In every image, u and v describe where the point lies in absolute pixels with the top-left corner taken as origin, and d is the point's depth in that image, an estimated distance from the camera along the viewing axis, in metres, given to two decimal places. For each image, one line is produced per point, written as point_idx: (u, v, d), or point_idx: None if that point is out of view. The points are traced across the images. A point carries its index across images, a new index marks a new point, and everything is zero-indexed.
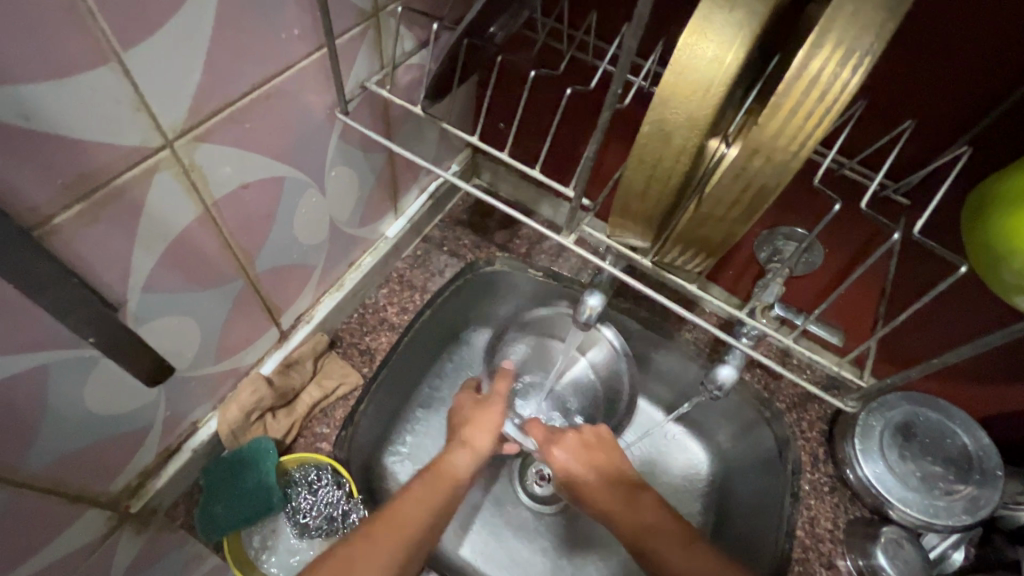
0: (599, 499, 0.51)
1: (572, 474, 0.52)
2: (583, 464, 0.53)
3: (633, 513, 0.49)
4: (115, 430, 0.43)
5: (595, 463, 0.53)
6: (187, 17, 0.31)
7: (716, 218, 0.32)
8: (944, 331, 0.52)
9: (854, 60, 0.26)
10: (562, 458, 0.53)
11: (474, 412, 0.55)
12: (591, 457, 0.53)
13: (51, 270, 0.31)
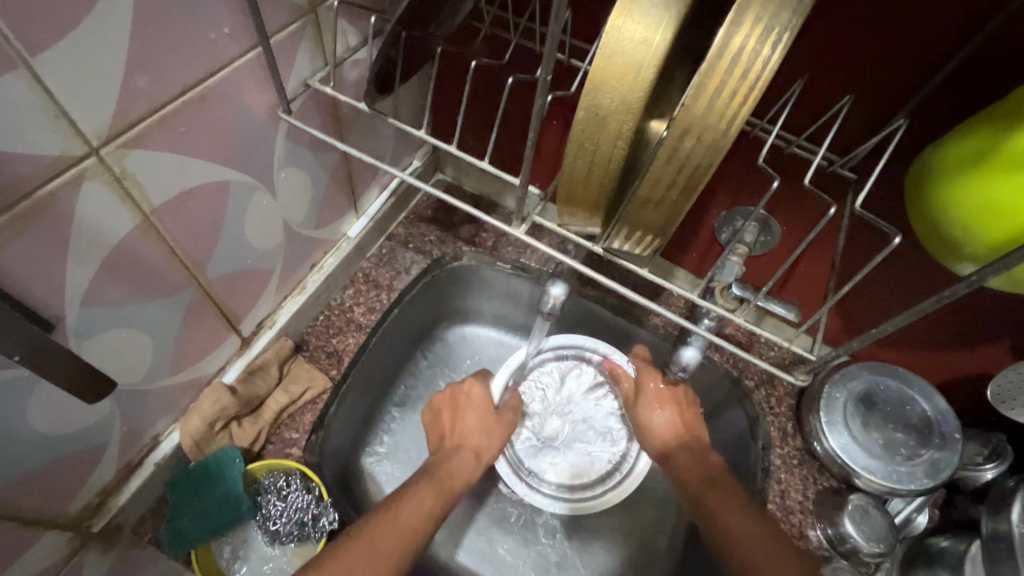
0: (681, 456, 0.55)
1: (649, 422, 0.58)
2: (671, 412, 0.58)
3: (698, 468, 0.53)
4: (67, 450, 0.42)
5: (679, 419, 0.58)
6: (101, 18, 0.30)
7: (657, 201, 0.32)
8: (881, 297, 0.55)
9: (774, 37, 0.26)
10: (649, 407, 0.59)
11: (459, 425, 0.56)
12: (676, 412, 0.58)
13: None
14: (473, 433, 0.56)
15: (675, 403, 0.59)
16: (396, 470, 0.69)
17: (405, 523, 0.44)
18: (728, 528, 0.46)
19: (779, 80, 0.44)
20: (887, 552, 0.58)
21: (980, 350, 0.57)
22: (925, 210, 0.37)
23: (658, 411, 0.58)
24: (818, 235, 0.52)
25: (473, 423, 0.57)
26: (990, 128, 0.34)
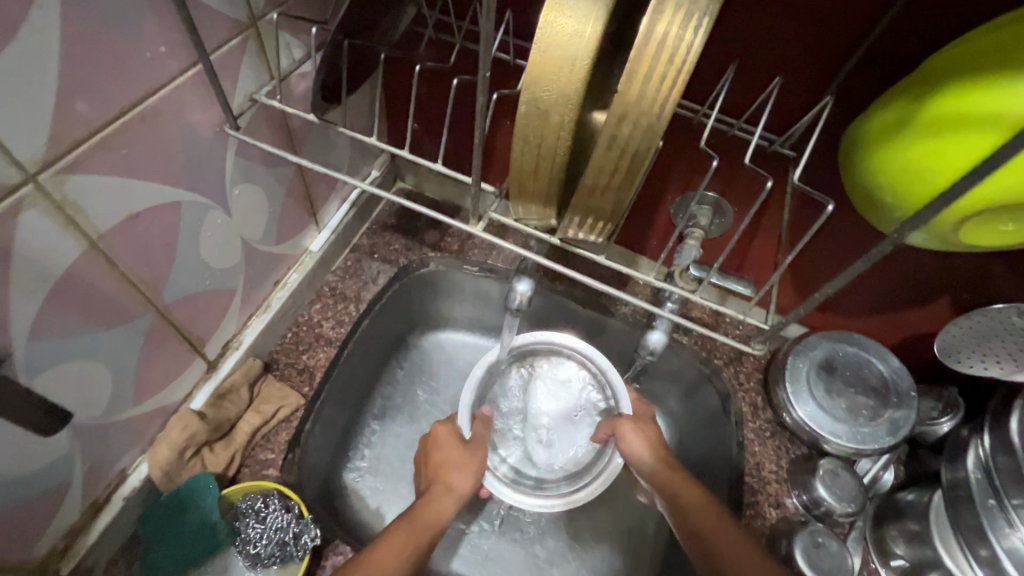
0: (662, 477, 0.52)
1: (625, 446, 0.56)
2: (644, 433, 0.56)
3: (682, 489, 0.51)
4: (27, 492, 0.40)
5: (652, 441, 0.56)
6: (27, 41, 0.29)
7: (601, 188, 0.33)
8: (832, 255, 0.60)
9: (695, 21, 0.27)
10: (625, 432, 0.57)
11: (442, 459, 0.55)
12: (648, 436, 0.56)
13: None
14: (453, 463, 0.54)
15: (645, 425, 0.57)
16: (379, 483, 0.69)
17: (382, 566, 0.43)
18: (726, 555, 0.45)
19: (713, 67, 0.46)
20: (857, 512, 0.61)
21: (926, 311, 0.60)
22: (860, 171, 0.40)
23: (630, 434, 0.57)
24: (767, 214, 0.54)
25: (453, 454, 0.55)
26: (912, 95, 0.36)
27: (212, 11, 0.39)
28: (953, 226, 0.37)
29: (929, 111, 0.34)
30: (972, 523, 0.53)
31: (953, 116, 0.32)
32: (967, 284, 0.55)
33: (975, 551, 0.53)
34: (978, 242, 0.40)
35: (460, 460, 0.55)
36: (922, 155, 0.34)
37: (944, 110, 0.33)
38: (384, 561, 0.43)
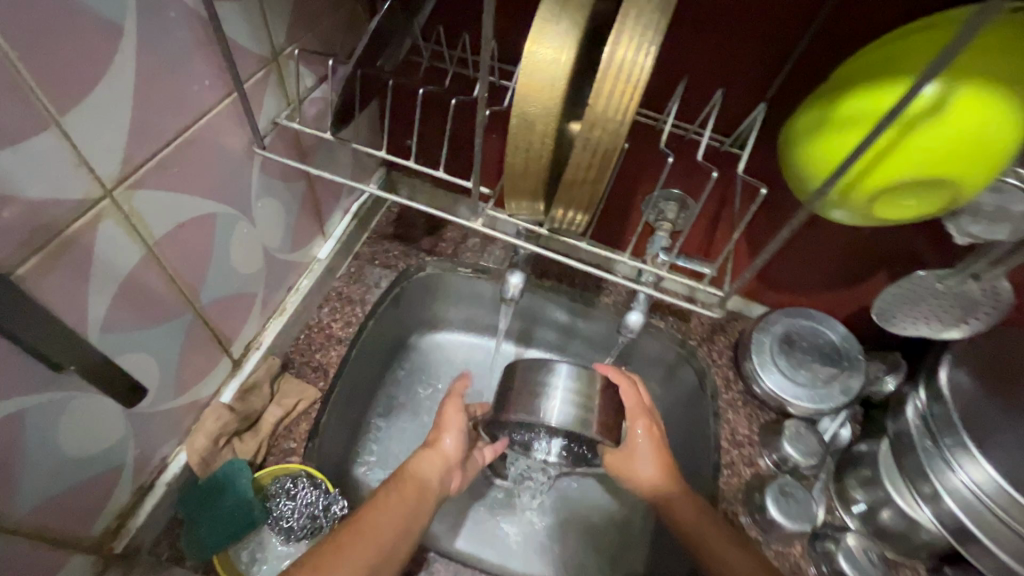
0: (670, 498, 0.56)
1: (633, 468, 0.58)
2: (652, 456, 0.58)
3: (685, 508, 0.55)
4: (90, 472, 0.45)
5: (661, 464, 0.57)
6: (113, 81, 0.36)
7: (579, 182, 0.41)
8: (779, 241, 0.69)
9: (645, 48, 0.35)
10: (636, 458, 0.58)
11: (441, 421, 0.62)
12: (658, 459, 0.57)
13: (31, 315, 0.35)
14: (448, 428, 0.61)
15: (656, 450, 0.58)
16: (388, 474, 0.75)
17: (373, 525, 0.49)
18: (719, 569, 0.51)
19: (668, 81, 0.54)
20: (819, 465, 0.69)
21: (866, 285, 0.69)
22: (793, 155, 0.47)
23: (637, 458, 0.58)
24: (724, 205, 0.63)
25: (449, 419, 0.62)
26: (828, 95, 0.44)
27: (244, 49, 0.46)
28: (866, 204, 0.47)
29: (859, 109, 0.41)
30: (916, 465, 0.62)
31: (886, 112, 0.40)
32: (896, 258, 0.64)
33: (920, 488, 0.62)
34: (887, 218, 0.49)
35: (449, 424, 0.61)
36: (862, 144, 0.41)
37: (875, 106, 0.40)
38: (373, 523, 0.50)
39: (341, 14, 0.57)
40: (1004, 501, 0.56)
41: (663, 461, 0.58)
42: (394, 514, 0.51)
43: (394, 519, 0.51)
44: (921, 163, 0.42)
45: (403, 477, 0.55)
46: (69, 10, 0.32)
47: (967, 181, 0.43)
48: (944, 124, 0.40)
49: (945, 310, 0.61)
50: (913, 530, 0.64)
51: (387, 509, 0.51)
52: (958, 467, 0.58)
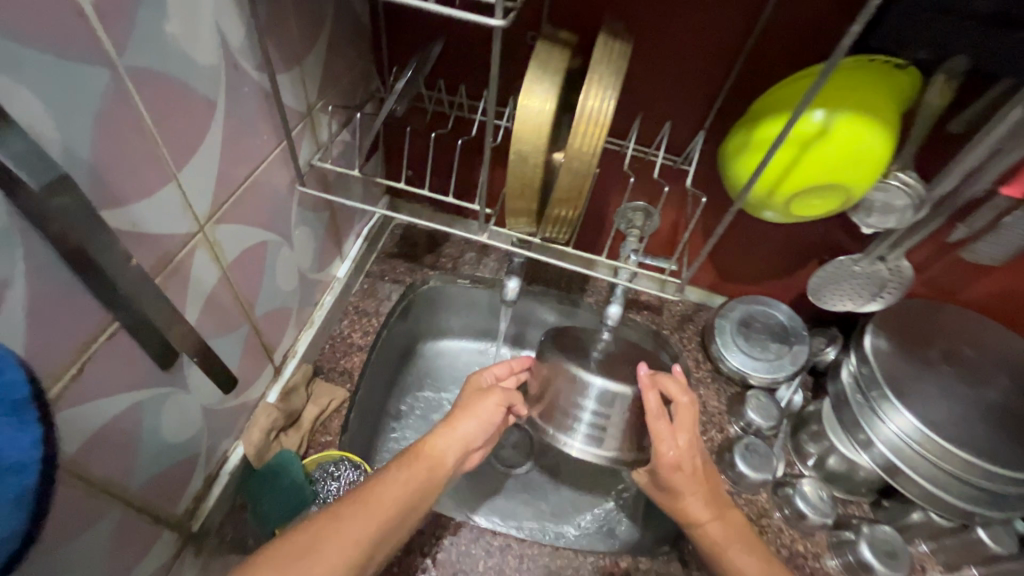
0: (708, 529, 0.60)
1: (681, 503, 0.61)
2: (695, 489, 0.60)
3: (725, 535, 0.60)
4: (176, 459, 0.55)
5: (701, 496, 0.60)
6: (209, 141, 0.46)
7: (564, 200, 0.53)
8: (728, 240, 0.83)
9: (607, 100, 0.47)
10: (682, 493, 0.60)
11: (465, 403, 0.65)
12: (698, 490, 0.60)
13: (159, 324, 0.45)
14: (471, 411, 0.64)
15: (697, 485, 0.60)
16: None
17: (384, 498, 0.54)
18: None
19: (629, 115, 0.68)
20: (777, 425, 0.82)
21: (802, 272, 0.84)
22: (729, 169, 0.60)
23: (684, 496, 0.60)
24: (680, 212, 0.76)
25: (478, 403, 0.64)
26: (750, 124, 0.57)
27: (291, 107, 0.58)
28: (787, 203, 0.60)
29: (767, 132, 0.55)
30: (852, 418, 0.75)
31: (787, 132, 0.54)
32: (820, 248, 0.79)
33: (856, 436, 0.75)
34: (807, 214, 0.63)
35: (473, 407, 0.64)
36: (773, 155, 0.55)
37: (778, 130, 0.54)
38: (383, 499, 0.54)
39: (358, 71, 0.68)
40: (923, 441, 0.68)
41: (705, 495, 0.61)
42: (406, 487, 0.55)
43: (403, 493, 0.55)
44: (819, 170, 0.56)
45: (416, 453, 0.58)
46: (187, 92, 0.42)
47: (859, 182, 0.57)
48: (832, 141, 0.54)
49: (864, 289, 0.76)
50: (854, 471, 0.77)
51: (396, 483, 0.55)
52: (886, 419, 0.70)
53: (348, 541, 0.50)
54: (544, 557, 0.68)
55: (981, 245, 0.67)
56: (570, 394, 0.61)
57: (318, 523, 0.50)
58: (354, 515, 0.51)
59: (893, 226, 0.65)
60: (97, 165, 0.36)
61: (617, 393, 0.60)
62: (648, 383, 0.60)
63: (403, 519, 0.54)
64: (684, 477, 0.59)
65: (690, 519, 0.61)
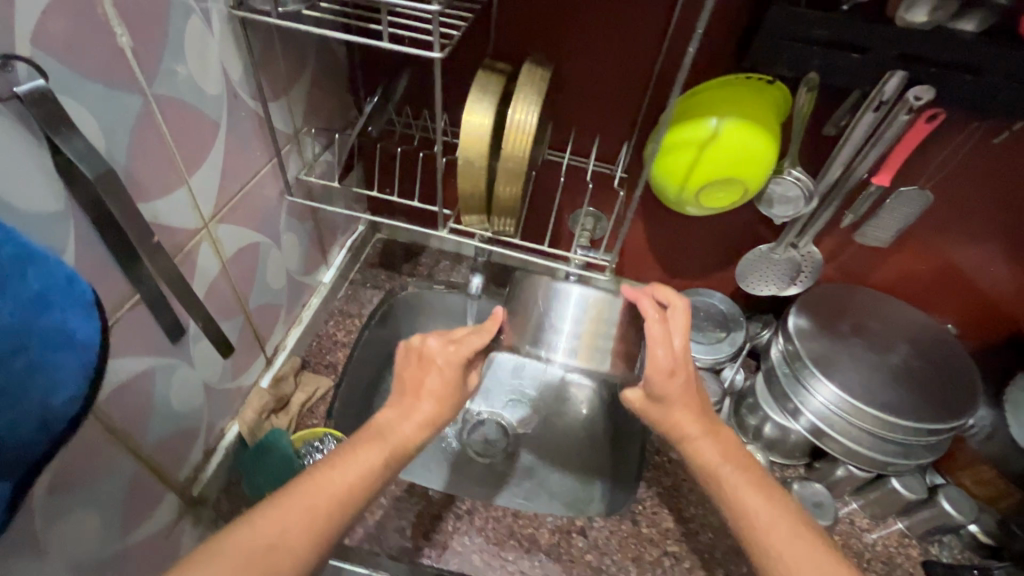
0: (703, 449, 0.59)
1: (675, 419, 0.60)
2: (687, 402, 0.60)
3: (720, 449, 0.59)
4: (182, 427, 0.63)
5: (691, 406, 0.60)
6: (214, 155, 0.58)
7: (505, 197, 0.64)
8: (665, 239, 0.95)
9: (533, 113, 0.59)
10: (673, 406, 0.60)
11: (415, 383, 0.62)
12: (688, 401, 0.60)
13: (172, 300, 0.55)
14: (431, 392, 0.61)
15: (687, 397, 0.60)
16: None
17: (342, 475, 0.53)
18: (756, 515, 0.53)
19: (566, 131, 0.80)
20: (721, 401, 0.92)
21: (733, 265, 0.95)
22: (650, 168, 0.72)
23: (677, 409, 0.60)
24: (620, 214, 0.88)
25: (435, 383, 0.62)
26: (662, 131, 0.70)
27: (280, 131, 0.70)
28: (697, 195, 0.72)
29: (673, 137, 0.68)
30: (781, 391, 0.85)
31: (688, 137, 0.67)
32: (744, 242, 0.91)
33: (786, 406, 0.84)
34: (717, 205, 0.74)
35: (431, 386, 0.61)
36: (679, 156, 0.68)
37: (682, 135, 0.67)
38: (343, 477, 0.53)
39: (337, 102, 0.81)
40: (846, 408, 0.77)
41: (696, 407, 0.61)
42: (373, 465, 0.54)
43: (365, 473, 0.54)
44: (717, 166, 0.68)
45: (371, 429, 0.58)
46: (197, 114, 0.54)
47: (755, 175, 0.69)
48: (725, 143, 0.66)
49: (782, 273, 0.87)
50: (786, 437, 0.86)
51: (355, 460, 0.54)
52: (814, 392, 0.80)
53: (306, 520, 0.49)
54: (507, 518, 0.75)
55: (871, 227, 0.78)
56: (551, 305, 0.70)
57: (273, 514, 0.48)
58: (309, 504, 0.50)
59: (795, 214, 0.77)
60: (128, 167, 0.47)
61: (593, 300, 0.69)
62: (637, 295, 0.65)
63: (362, 499, 0.53)
64: (677, 386, 0.60)
65: (683, 439, 0.60)
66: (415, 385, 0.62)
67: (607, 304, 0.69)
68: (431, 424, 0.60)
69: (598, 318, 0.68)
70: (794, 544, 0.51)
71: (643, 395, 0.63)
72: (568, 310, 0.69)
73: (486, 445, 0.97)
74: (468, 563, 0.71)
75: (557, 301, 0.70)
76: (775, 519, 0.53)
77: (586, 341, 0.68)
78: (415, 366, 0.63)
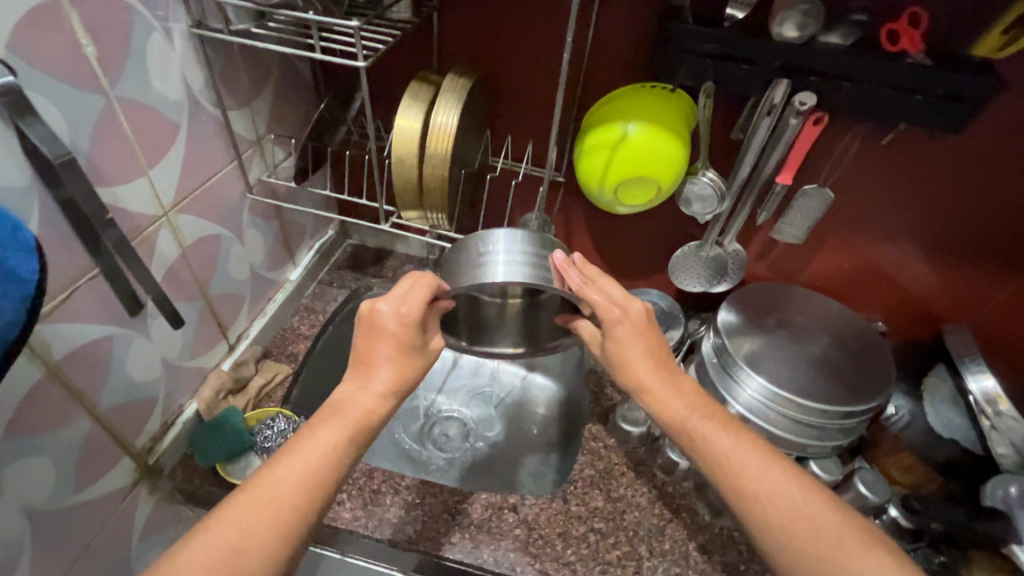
0: (657, 397, 0.62)
1: (631, 369, 0.63)
2: (642, 348, 0.63)
3: (678, 397, 0.61)
4: (140, 396, 0.70)
5: (645, 350, 0.63)
6: (175, 152, 0.66)
7: (432, 193, 0.72)
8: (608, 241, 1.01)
9: (451, 119, 0.68)
10: (627, 355, 0.63)
11: (368, 356, 0.59)
12: (640, 344, 0.63)
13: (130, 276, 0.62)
14: (385, 359, 0.59)
15: (642, 341, 0.63)
16: None
17: (308, 459, 0.51)
18: (737, 463, 0.56)
19: (505, 139, 0.89)
20: None
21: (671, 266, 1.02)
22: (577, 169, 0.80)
23: (633, 357, 0.63)
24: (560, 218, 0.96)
25: (386, 348, 0.59)
26: (584, 136, 0.78)
27: (243, 136, 0.78)
28: (616, 194, 0.78)
29: (590, 139, 0.76)
30: (711, 383, 0.88)
31: (601, 138, 0.75)
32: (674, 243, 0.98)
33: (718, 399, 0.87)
34: (639, 204, 0.80)
35: (390, 353, 0.59)
36: (597, 156, 0.76)
37: (598, 138, 0.75)
38: (308, 462, 0.51)
39: (303, 114, 0.91)
40: (769, 397, 0.81)
41: (652, 354, 0.63)
42: (348, 441, 0.53)
43: (335, 454, 0.52)
44: (628, 166, 0.75)
45: (337, 405, 0.56)
46: (158, 116, 0.63)
47: (666, 175, 0.75)
48: (632, 145, 0.73)
49: (710, 271, 0.93)
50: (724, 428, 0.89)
51: (320, 441, 0.52)
52: (743, 385, 0.83)
53: (273, 515, 0.48)
54: (444, 496, 0.80)
55: (786, 224, 0.85)
56: (477, 248, 0.68)
57: (235, 518, 0.47)
58: (271, 502, 0.48)
59: (715, 213, 0.84)
60: (91, 156, 0.56)
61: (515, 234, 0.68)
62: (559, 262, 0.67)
63: (335, 481, 0.52)
64: (627, 334, 0.63)
65: (643, 390, 0.62)
66: (364, 359, 0.59)
67: (534, 238, 0.68)
68: (393, 390, 0.58)
69: (528, 247, 0.66)
70: (788, 491, 0.54)
71: (601, 342, 0.67)
72: (497, 246, 0.66)
73: (448, 442, 0.89)
74: (402, 533, 0.76)
75: (485, 243, 0.67)
76: (747, 458, 0.56)
77: (524, 264, 0.64)
78: (364, 335, 0.60)
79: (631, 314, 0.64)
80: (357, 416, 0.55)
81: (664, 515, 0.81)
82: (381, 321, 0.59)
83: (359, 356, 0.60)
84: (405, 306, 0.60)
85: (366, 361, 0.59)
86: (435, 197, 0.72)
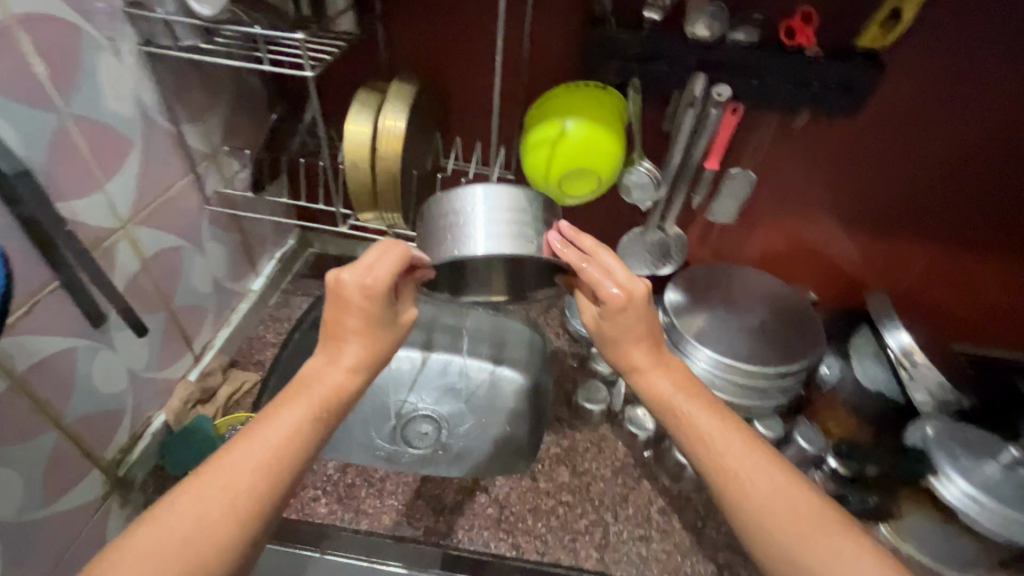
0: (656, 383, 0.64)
1: (630, 354, 0.65)
2: (639, 336, 0.64)
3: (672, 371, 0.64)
4: (106, 407, 0.71)
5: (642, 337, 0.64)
6: (131, 165, 0.68)
7: (385, 193, 0.76)
8: None
9: (398, 121, 0.72)
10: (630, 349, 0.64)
11: (335, 329, 0.58)
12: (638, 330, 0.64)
13: (90, 287, 0.64)
14: (350, 336, 0.58)
15: (644, 328, 0.63)
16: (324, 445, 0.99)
17: (268, 439, 0.50)
18: (720, 454, 0.58)
19: (455, 141, 0.93)
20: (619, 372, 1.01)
21: None
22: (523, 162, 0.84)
23: (632, 343, 0.64)
24: None
25: (354, 322, 0.57)
26: (528, 134, 0.83)
27: (199, 150, 0.81)
28: (559, 185, 0.84)
29: (532, 137, 0.81)
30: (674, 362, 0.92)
31: (544, 132, 0.80)
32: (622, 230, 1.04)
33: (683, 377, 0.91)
34: (583, 192, 0.85)
35: (356, 326, 0.58)
36: (540, 151, 0.81)
37: (540, 133, 0.80)
38: (269, 443, 0.50)
39: (258, 126, 0.93)
40: (718, 366, 0.87)
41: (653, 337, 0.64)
42: (315, 423, 0.53)
43: (300, 434, 0.52)
44: (568, 158, 0.80)
45: (302, 382, 0.56)
46: (111, 130, 0.65)
47: (604, 163, 0.81)
48: (570, 139, 0.79)
49: (654, 255, 1.00)
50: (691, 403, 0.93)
51: (284, 422, 0.52)
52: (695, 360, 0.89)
53: (228, 502, 0.46)
54: (416, 484, 0.83)
55: (718, 207, 0.91)
56: (457, 207, 0.67)
57: (190, 502, 0.46)
58: (227, 485, 0.47)
59: (653, 200, 0.90)
60: (47, 171, 0.57)
61: (498, 192, 0.66)
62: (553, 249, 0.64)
63: (298, 464, 0.51)
64: (630, 320, 0.63)
65: (634, 370, 0.65)
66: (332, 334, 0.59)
67: (512, 193, 0.67)
68: (362, 364, 0.58)
69: (509, 207, 0.66)
70: (767, 476, 0.56)
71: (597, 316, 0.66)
72: (475, 207, 0.66)
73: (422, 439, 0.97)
74: (377, 523, 0.79)
75: (461, 204, 0.66)
76: (728, 442, 0.58)
77: (505, 229, 0.64)
78: (333, 303, 0.58)
79: (633, 296, 0.62)
80: (321, 394, 0.55)
81: (627, 484, 0.87)
82: (347, 288, 0.57)
83: (327, 330, 0.59)
84: (374, 270, 0.57)
85: (334, 334, 0.58)
86: (389, 196, 0.76)
